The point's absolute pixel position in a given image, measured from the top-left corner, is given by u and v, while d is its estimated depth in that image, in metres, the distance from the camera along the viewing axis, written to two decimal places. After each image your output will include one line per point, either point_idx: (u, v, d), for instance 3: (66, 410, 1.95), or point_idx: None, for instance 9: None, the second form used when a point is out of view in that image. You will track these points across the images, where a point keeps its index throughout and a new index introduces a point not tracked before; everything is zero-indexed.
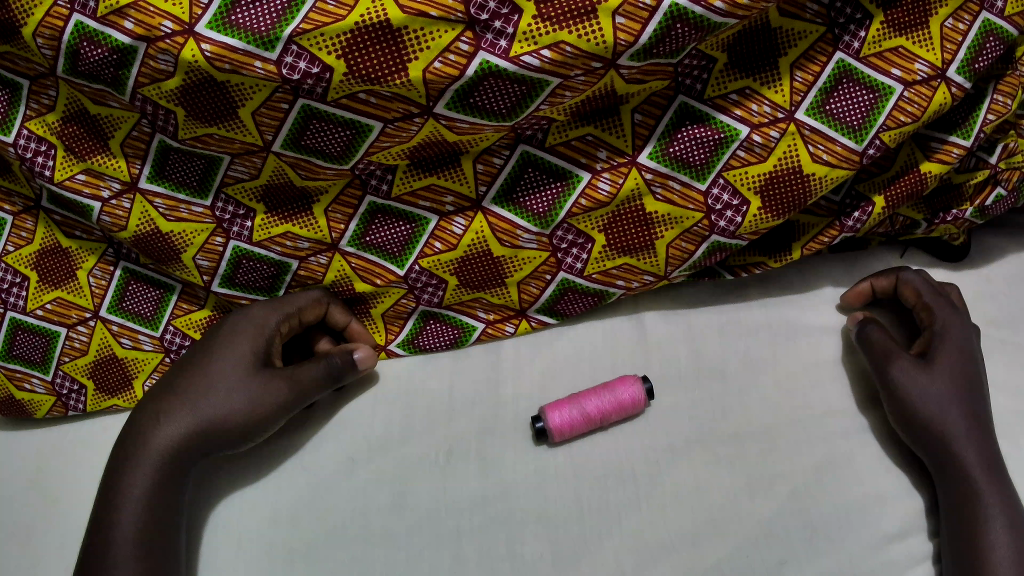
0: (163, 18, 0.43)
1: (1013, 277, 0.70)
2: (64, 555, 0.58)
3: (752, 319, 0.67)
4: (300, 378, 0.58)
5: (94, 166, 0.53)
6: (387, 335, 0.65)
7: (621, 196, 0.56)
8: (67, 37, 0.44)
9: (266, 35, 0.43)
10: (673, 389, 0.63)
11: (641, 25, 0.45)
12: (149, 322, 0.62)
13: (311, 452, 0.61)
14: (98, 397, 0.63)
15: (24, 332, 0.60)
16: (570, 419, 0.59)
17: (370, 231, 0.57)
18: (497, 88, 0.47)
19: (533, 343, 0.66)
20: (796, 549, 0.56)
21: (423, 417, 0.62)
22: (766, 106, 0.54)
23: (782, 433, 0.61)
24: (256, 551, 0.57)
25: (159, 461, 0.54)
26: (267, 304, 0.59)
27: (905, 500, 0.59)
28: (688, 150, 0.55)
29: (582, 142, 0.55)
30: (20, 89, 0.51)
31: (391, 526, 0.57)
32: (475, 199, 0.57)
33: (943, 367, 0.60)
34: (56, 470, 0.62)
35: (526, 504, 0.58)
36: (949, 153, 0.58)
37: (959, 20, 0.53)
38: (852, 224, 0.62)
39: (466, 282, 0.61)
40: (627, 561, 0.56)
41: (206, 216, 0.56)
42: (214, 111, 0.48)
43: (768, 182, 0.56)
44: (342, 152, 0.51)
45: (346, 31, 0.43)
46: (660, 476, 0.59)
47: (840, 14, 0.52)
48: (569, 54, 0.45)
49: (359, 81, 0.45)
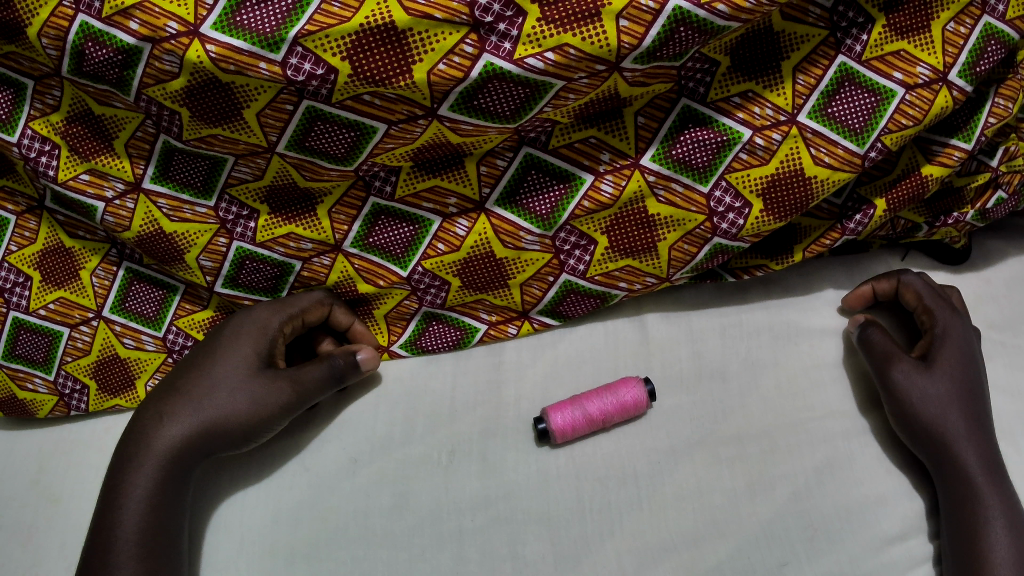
0: (168, 19, 0.43)
1: (1014, 280, 0.71)
2: (66, 554, 0.58)
3: (753, 321, 0.67)
4: (303, 378, 0.58)
5: (98, 166, 0.53)
6: (389, 336, 0.65)
7: (624, 198, 0.56)
8: (72, 37, 0.45)
9: (271, 36, 0.43)
10: (675, 391, 0.64)
11: (644, 28, 0.45)
12: (151, 322, 0.62)
13: (314, 452, 0.61)
14: (100, 397, 0.63)
15: (25, 332, 0.60)
16: (572, 420, 0.59)
17: (373, 232, 0.58)
18: (501, 90, 0.47)
19: (535, 345, 0.66)
20: (796, 550, 0.56)
21: (425, 419, 0.63)
22: (769, 109, 0.54)
23: (784, 435, 0.61)
24: (258, 551, 0.57)
25: (162, 462, 0.54)
26: (271, 305, 0.59)
27: (905, 501, 0.59)
28: (690, 153, 0.55)
29: (585, 144, 0.55)
30: (24, 89, 0.51)
31: (393, 526, 0.58)
32: (478, 200, 0.57)
33: (944, 370, 0.60)
34: (58, 470, 0.62)
35: (527, 505, 0.58)
36: (950, 156, 0.59)
37: (960, 24, 0.53)
38: (853, 226, 0.62)
39: (469, 283, 0.61)
40: (627, 562, 0.56)
41: (210, 216, 0.56)
42: (218, 111, 0.48)
43: (771, 185, 0.56)
44: (346, 154, 0.51)
45: (351, 33, 0.43)
46: (662, 477, 0.59)
47: (842, 18, 0.52)
48: (572, 57, 0.45)
49: (364, 82, 0.45)
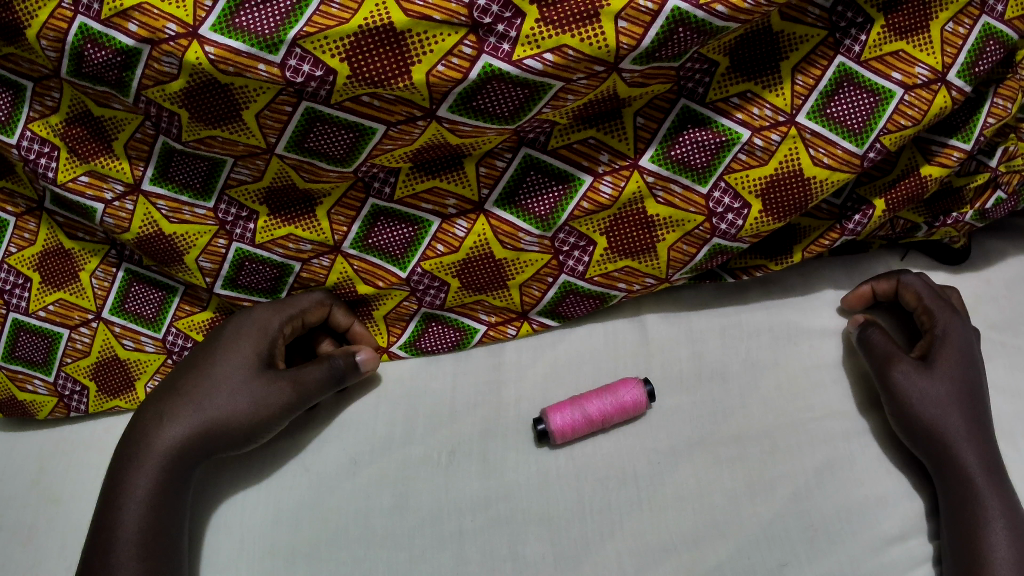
0: (167, 21, 0.43)
1: (1014, 280, 0.71)
2: (66, 555, 0.58)
3: (753, 321, 0.67)
4: (304, 379, 0.58)
5: (97, 167, 0.53)
6: (389, 337, 0.65)
7: (623, 198, 0.56)
8: (71, 39, 0.45)
9: (270, 38, 0.43)
10: (675, 391, 0.64)
11: (643, 29, 0.45)
12: (151, 323, 0.62)
13: (314, 453, 0.61)
14: (100, 398, 0.63)
15: (26, 333, 0.60)
16: (572, 421, 0.59)
17: (372, 233, 0.58)
18: (499, 92, 0.47)
19: (535, 346, 0.66)
20: (797, 551, 0.56)
21: (425, 419, 0.63)
22: (768, 109, 0.54)
23: (784, 435, 0.61)
24: (258, 551, 0.57)
25: (163, 463, 0.54)
26: (271, 306, 0.59)
27: (905, 501, 0.59)
28: (689, 153, 0.55)
29: (584, 145, 0.55)
30: (23, 90, 0.51)
31: (393, 526, 0.58)
32: (477, 201, 0.57)
33: (944, 370, 0.60)
34: (58, 471, 0.62)
35: (527, 505, 0.58)
36: (949, 156, 0.59)
37: (959, 24, 0.53)
38: (853, 226, 0.62)
39: (468, 284, 0.61)
40: (628, 562, 0.56)
41: (209, 217, 0.56)
42: (218, 113, 0.48)
43: (770, 185, 0.56)
44: (345, 155, 0.51)
45: (350, 34, 0.43)
46: (662, 478, 0.59)
47: (841, 19, 0.52)
48: (571, 58, 0.45)
49: (363, 83, 0.45)
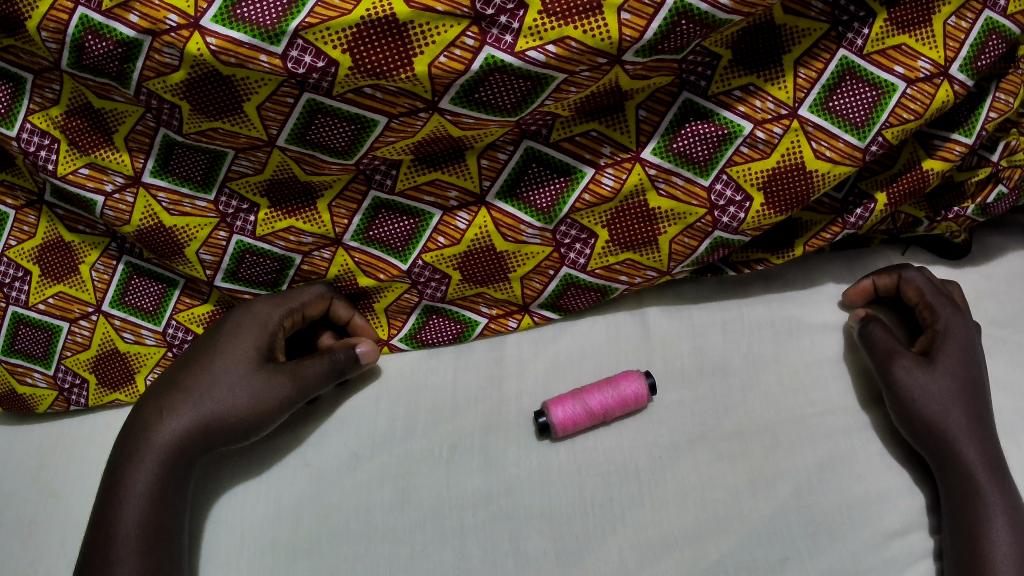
0: (168, 11, 0.43)
1: (1014, 276, 0.71)
2: (66, 551, 0.58)
3: (754, 315, 0.67)
4: (305, 373, 0.58)
5: (97, 160, 0.53)
6: (389, 330, 0.65)
7: (624, 191, 0.56)
8: (72, 30, 0.44)
9: (271, 29, 0.43)
10: (676, 386, 0.63)
11: (646, 21, 0.45)
12: (151, 316, 0.61)
13: (314, 447, 0.61)
14: (99, 392, 0.63)
15: (25, 327, 0.60)
16: (573, 414, 0.59)
17: (373, 226, 0.58)
18: (502, 83, 0.47)
19: (536, 340, 0.66)
20: (798, 547, 0.56)
21: (426, 413, 0.63)
22: (770, 102, 0.54)
23: (785, 430, 0.61)
24: (259, 547, 0.57)
25: (162, 457, 0.54)
26: (271, 299, 0.59)
27: (906, 497, 0.59)
28: (692, 146, 0.55)
29: (586, 138, 0.55)
30: (23, 82, 0.51)
31: (393, 522, 0.57)
32: (479, 193, 0.57)
33: (946, 366, 0.60)
34: (57, 467, 0.62)
35: (529, 501, 0.58)
36: (951, 151, 0.59)
37: (961, 18, 0.53)
38: (854, 221, 0.62)
39: (469, 277, 0.61)
40: (629, 558, 0.56)
41: (210, 210, 0.56)
42: (219, 105, 0.48)
43: (771, 179, 0.56)
44: (347, 148, 0.51)
45: (351, 25, 0.43)
46: (663, 472, 0.59)
47: (844, 12, 0.52)
48: (574, 50, 0.45)
49: (365, 75, 0.45)
